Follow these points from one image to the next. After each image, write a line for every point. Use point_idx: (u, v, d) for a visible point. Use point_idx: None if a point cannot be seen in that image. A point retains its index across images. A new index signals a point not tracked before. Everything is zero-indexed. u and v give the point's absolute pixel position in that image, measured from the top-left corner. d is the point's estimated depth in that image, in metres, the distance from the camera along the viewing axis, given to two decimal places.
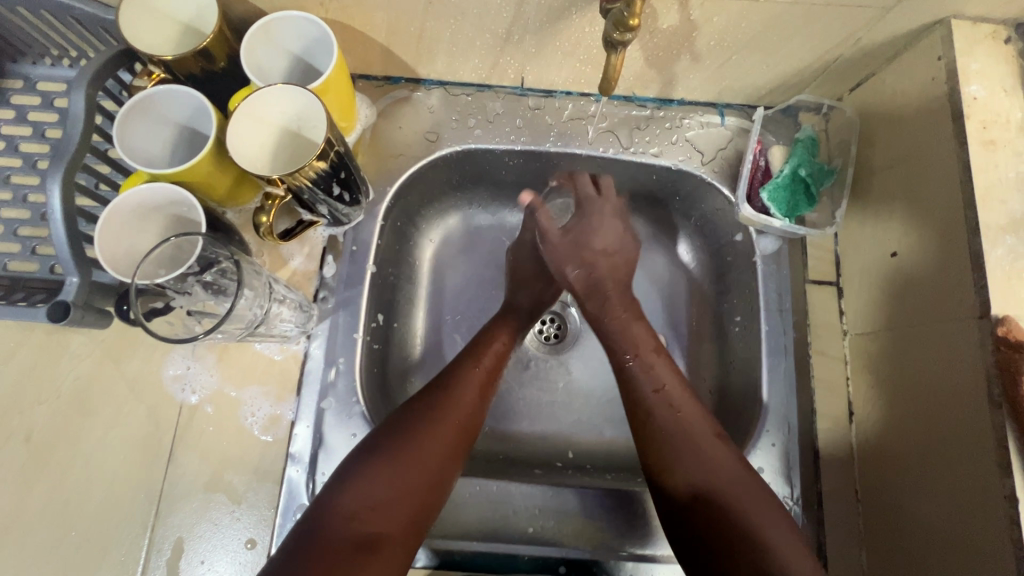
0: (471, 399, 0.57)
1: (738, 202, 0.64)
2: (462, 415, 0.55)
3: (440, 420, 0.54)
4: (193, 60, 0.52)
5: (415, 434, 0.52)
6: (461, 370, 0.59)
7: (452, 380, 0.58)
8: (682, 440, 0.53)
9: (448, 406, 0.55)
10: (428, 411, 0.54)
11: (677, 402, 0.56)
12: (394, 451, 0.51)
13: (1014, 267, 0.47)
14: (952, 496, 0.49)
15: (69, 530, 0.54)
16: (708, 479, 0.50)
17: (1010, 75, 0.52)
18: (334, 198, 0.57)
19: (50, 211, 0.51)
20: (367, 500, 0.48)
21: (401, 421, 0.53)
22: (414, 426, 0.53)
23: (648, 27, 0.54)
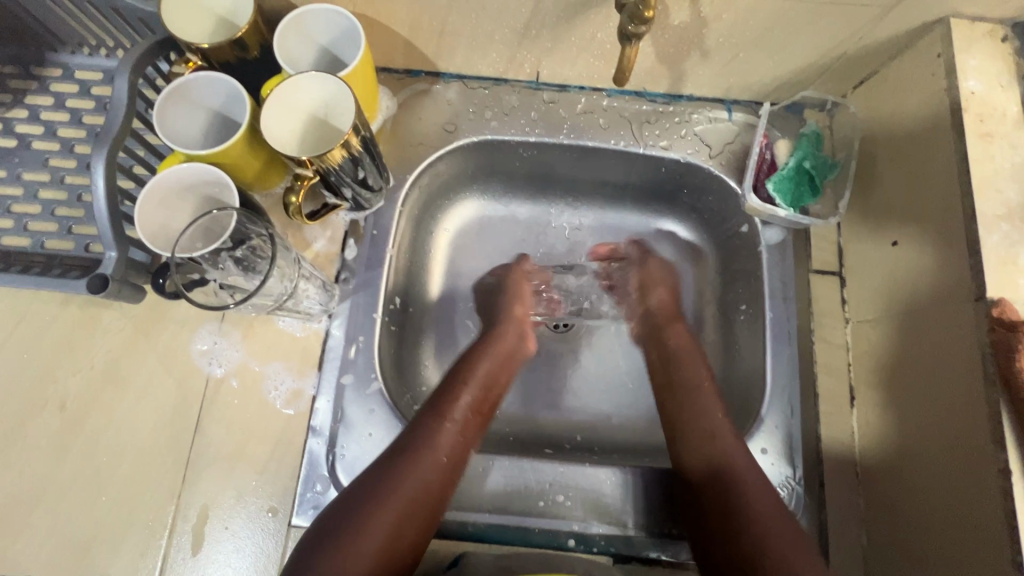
0: (433, 465, 0.55)
1: (744, 192, 0.66)
2: (421, 488, 0.54)
3: (397, 490, 0.53)
4: (228, 49, 0.55)
5: (367, 521, 0.50)
6: (418, 435, 0.57)
7: (408, 448, 0.55)
8: (704, 427, 0.59)
9: (406, 481, 0.53)
10: (381, 488, 0.53)
11: (697, 425, 0.60)
12: (346, 537, 0.49)
13: (1009, 252, 0.49)
14: (953, 480, 0.50)
15: (100, 495, 0.57)
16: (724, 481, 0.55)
17: (1006, 71, 0.54)
18: (358, 181, 0.60)
19: (93, 189, 0.54)
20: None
21: (355, 502, 0.52)
22: (366, 508, 0.51)
23: (660, 23, 0.57)
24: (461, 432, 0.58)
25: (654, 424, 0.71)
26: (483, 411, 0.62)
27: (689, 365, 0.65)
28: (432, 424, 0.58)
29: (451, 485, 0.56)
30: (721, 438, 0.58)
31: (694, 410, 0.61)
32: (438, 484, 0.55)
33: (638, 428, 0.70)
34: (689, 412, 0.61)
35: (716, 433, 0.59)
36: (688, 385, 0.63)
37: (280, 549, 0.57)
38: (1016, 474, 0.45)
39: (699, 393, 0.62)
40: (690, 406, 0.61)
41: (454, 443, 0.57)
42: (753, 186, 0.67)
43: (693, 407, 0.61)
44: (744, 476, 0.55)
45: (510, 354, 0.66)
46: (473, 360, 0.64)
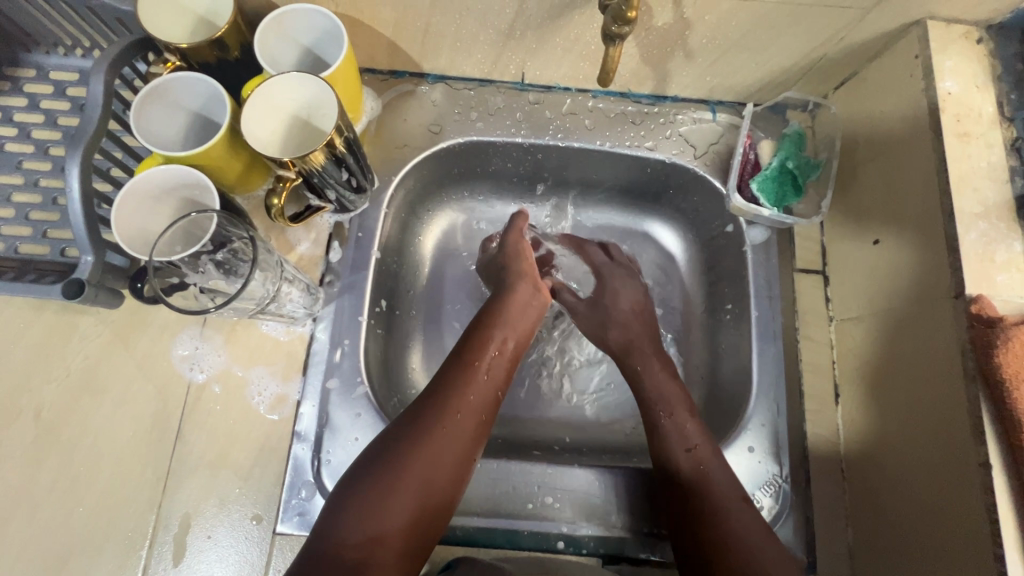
0: (467, 410, 0.54)
1: (729, 191, 0.67)
2: (457, 435, 0.53)
3: (435, 436, 0.52)
4: (207, 49, 0.54)
5: (401, 468, 0.49)
6: (452, 381, 0.55)
7: (440, 392, 0.55)
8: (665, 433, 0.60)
9: (447, 416, 0.53)
10: (417, 435, 0.51)
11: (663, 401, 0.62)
12: (383, 483, 0.48)
13: (986, 250, 0.50)
14: (937, 476, 0.50)
15: (77, 506, 0.55)
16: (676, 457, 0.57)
17: (981, 73, 0.55)
18: (342, 182, 0.59)
19: (68, 192, 0.52)
20: (360, 535, 0.46)
21: (390, 446, 0.51)
22: (404, 453, 0.50)
23: (643, 25, 0.57)
24: (489, 383, 0.58)
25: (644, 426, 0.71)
26: (512, 354, 0.61)
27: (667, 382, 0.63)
28: (462, 370, 0.57)
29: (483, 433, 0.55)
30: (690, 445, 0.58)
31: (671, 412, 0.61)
32: (473, 430, 0.54)
33: (625, 429, 0.70)
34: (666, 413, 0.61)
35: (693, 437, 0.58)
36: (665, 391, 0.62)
37: (265, 557, 0.56)
38: (996, 468, 0.45)
39: (670, 401, 0.62)
40: (666, 408, 0.61)
41: (484, 390, 0.57)
42: (738, 185, 0.68)
43: (664, 411, 0.61)
44: (718, 492, 0.55)
45: (526, 304, 0.65)
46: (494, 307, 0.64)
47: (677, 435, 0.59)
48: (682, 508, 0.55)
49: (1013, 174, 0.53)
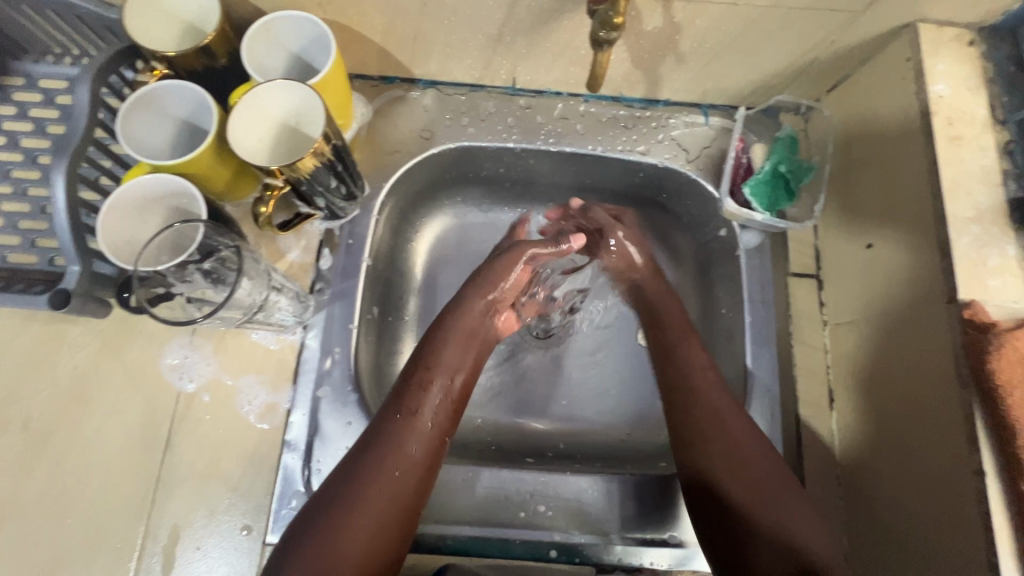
0: (407, 464, 0.52)
1: (721, 196, 0.67)
2: (395, 490, 0.51)
3: (375, 489, 0.50)
4: (194, 56, 0.54)
5: (339, 531, 0.48)
6: (388, 430, 0.53)
7: (379, 443, 0.52)
8: (738, 458, 0.54)
9: (386, 467, 0.51)
10: (353, 496, 0.49)
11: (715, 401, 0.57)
12: (321, 552, 0.47)
13: (978, 254, 0.50)
14: (931, 483, 0.50)
15: (65, 518, 0.55)
16: (723, 466, 0.53)
17: (974, 75, 0.55)
18: (331, 190, 0.59)
19: (54, 201, 0.53)
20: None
21: (326, 509, 0.49)
22: (336, 515, 0.48)
23: (633, 29, 0.57)
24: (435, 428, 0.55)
25: (638, 433, 0.70)
26: (461, 398, 0.59)
27: (726, 399, 0.57)
28: (403, 419, 0.54)
29: (428, 481, 0.53)
30: (760, 465, 0.53)
31: (729, 430, 0.55)
32: (415, 483, 0.52)
33: (620, 435, 0.70)
34: (718, 431, 0.55)
35: (756, 458, 0.53)
36: (715, 408, 0.56)
37: (254, 569, 0.55)
38: (990, 475, 0.45)
39: (722, 410, 0.56)
40: (726, 436, 0.55)
41: (426, 437, 0.54)
42: (730, 190, 0.67)
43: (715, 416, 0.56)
44: (787, 509, 0.50)
45: (475, 333, 0.62)
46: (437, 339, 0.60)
47: (733, 457, 0.54)
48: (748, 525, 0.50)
49: (1006, 178, 0.52)
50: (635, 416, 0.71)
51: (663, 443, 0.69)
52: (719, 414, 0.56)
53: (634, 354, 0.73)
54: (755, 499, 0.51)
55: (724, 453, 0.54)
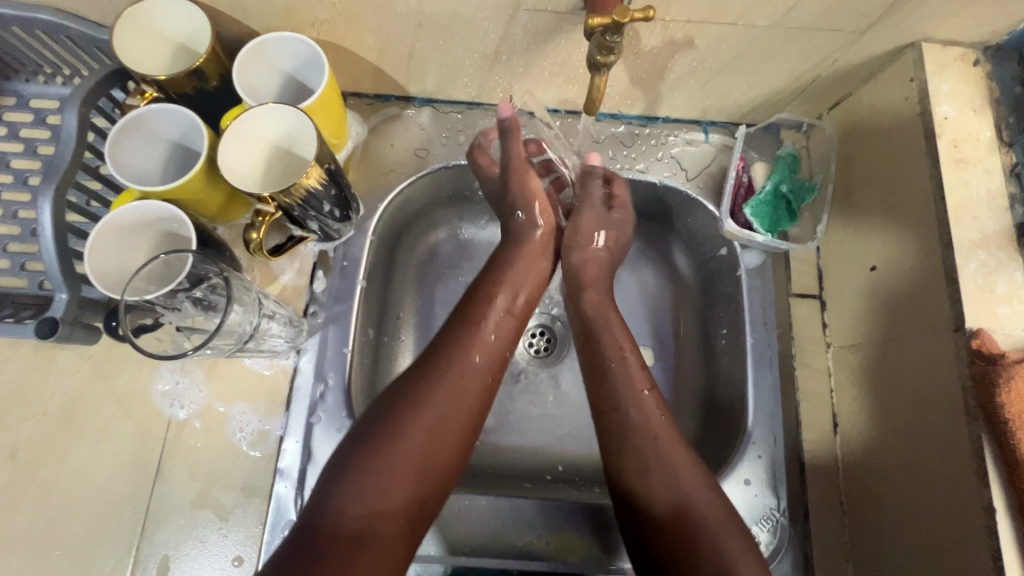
0: (472, 377, 0.53)
1: (722, 216, 0.65)
2: (462, 399, 0.52)
3: (439, 397, 0.51)
4: (186, 79, 0.53)
5: (404, 433, 0.48)
6: (454, 340, 0.55)
7: (447, 354, 0.53)
8: (673, 478, 0.50)
9: (450, 375, 0.52)
10: (414, 401, 0.50)
11: (646, 406, 0.55)
12: (383, 454, 0.47)
13: (985, 281, 0.49)
14: (941, 521, 0.48)
15: (53, 548, 0.54)
16: (646, 470, 0.51)
17: (979, 96, 0.54)
18: (324, 214, 0.58)
19: (40, 228, 0.51)
20: (365, 508, 0.45)
21: (389, 412, 0.49)
22: (402, 420, 0.49)
23: (632, 49, 0.56)
24: (496, 346, 0.56)
25: None
26: (520, 314, 0.60)
27: (659, 427, 0.53)
28: (470, 327, 0.56)
29: (489, 397, 0.54)
30: (691, 480, 0.50)
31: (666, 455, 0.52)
32: (478, 398, 0.53)
33: None
34: (643, 447, 0.52)
35: (680, 465, 0.51)
36: (642, 448, 0.52)
37: None
38: (1001, 510, 0.44)
39: (655, 433, 0.53)
40: (652, 451, 0.52)
41: (489, 351, 0.56)
42: (731, 210, 0.66)
43: (626, 382, 0.56)
44: (720, 527, 0.48)
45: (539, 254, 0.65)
46: (504, 260, 0.62)
47: (660, 472, 0.51)
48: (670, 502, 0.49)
49: (1013, 202, 0.51)
50: None
51: None
52: (647, 440, 0.53)
53: None
54: (684, 525, 0.48)
55: (654, 480, 0.51)
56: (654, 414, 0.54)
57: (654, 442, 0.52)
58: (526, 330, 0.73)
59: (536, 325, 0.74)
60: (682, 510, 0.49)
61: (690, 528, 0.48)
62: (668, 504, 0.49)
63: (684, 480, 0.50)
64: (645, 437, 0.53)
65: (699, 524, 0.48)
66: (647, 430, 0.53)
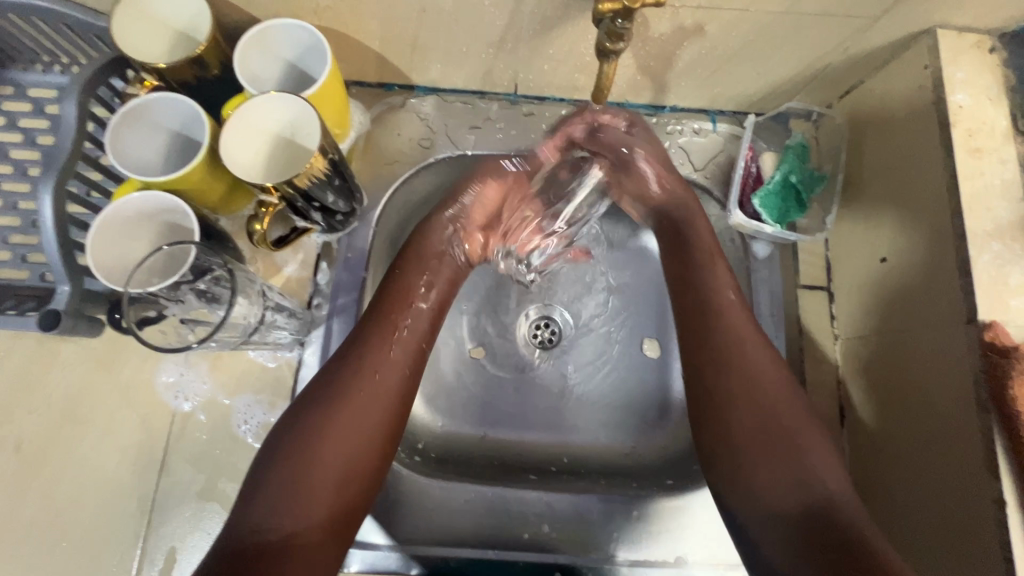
0: (384, 375, 0.52)
1: (730, 207, 0.64)
2: (376, 400, 0.50)
3: (347, 399, 0.49)
4: (187, 68, 0.52)
5: (318, 436, 0.47)
6: (358, 341, 0.53)
7: (347, 355, 0.52)
8: (752, 393, 0.50)
9: (363, 375, 0.51)
10: (333, 402, 0.49)
11: (739, 325, 0.54)
12: (297, 462, 0.45)
13: (999, 273, 0.48)
14: (955, 503, 0.48)
15: (59, 541, 0.54)
16: (721, 366, 0.52)
17: (995, 84, 0.53)
18: (328, 205, 0.57)
19: (41, 220, 0.51)
20: (281, 519, 0.43)
21: (303, 418, 0.48)
22: (314, 424, 0.47)
23: (640, 35, 0.55)
24: (406, 343, 0.55)
25: (643, 447, 0.68)
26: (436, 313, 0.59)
27: (745, 339, 0.53)
28: (379, 329, 0.54)
29: (410, 396, 0.53)
30: (778, 410, 0.50)
31: (757, 408, 0.50)
32: (395, 397, 0.52)
33: (624, 449, 0.68)
34: (720, 368, 0.52)
35: (760, 378, 0.51)
36: (725, 374, 0.52)
37: None
38: (1012, 504, 0.44)
39: (739, 346, 0.53)
40: (732, 369, 0.52)
41: (405, 350, 0.54)
42: (739, 201, 0.65)
43: (711, 290, 0.56)
44: (809, 443, 0.48)
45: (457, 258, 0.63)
46: (404, 264, 0.60)
47: (737, 381, 0.51)
48: (740, 407, 0.50)
49: None
50: (641, 430, 0.69)
51: (670, 458, 0.67)
52: (743, 404, 0.50)
53: (639, 364, 0.71)
54: (751, 445, 0.49)
55: (740, 406, 0.50)
56: (743, 326, 0.54)
57: (733, 357, 0.52)
58: (530, 321, 0.73)
59: (540, 316, 0.73)
60: (761, 436, 0.49)
61: (759, 440, 0.49)
62: (741, 427, 0.50)
63: (767, 398, 0.50)
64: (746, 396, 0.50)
65: (780, 441, 0.48)
66: (728, 357, 0.52)
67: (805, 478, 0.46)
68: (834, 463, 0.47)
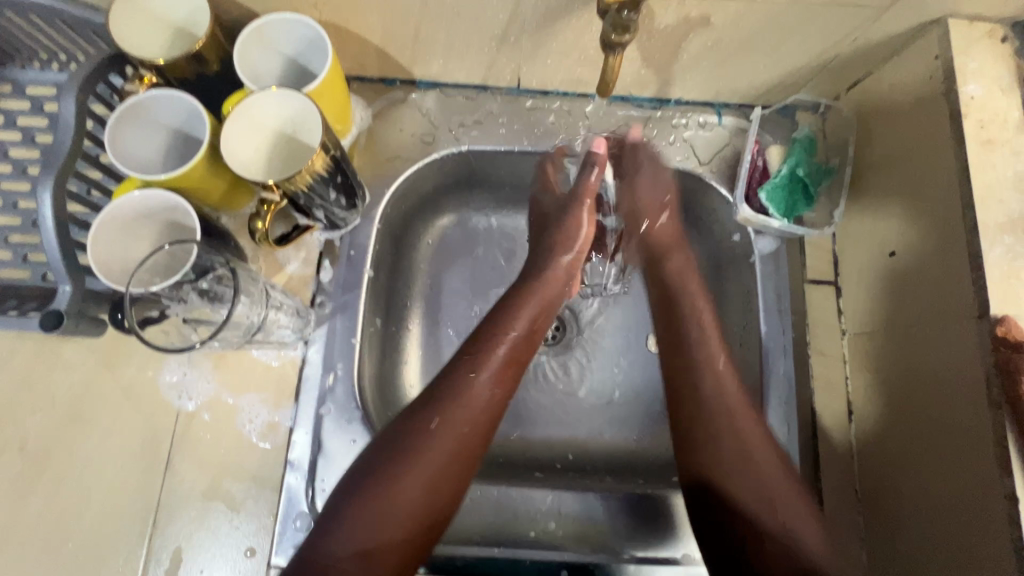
0: (468, 425, 0.51)
1: (737, 201, 0.63)
2: (456, 450, 0.50)
3: (430, 445, 0.49)
4: (185, 63, 0.51)
5: (397, 479, 0.48)
6: (447, 387, 0.52)
7: (439, 400, 0.51)
8: (744, 452, 0.53)
9: (445, 422, 0.50)
10: (415, 446, 0.49)
11: (725, 375, 0.57)
12: (375, 501, 0.47)
13: (1012, 267, 0.47)
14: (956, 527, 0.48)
15: (65, 541, 0.54)
16: (720, 423, 0.54)
17: (1006, 74, 0.52)
18: (330, 202, 0.57)
19: (41, 219, 0.50)
20: (350, 548, 0.46)
21: (386, 457, 0.49)
22: (396, 465, 0.48)
23: (645, 27, 0.54)
24: (494, 392, 0.54)
25: (649, 443, 0.68)
26: (522, 357, 0.57)
27: (739, 411, 0.55)
28: (467, 373, 0.53)
29: (485, 444, 0.53)
30: (758, 460, 0.52)
31: (752, 472, 0.52)
32: (473, 447, 0.51)
33: (630, 445, 0.68)
34: (717, 433, 0.54)
35: (753, 441, 0.53)
36: (726, 434, 0.54)
37: None
38: (1023, 500, 0.43)
39: (732, 410, 0.55)
40: (729, 422, 0.54)
41: (488, 398, 0.53)
42: (746, 195, 0.64)
43: (704, 338, 0.59)
44: (793, 513, 0.50)
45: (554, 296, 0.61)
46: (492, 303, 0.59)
47: (732, 441, 0.53)
48: (734, 467, 0.52)
49: None
50: (647, 427, 0.68)
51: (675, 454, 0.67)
52: (732, 455, 0.53)
53: (645, 361, 0.71)
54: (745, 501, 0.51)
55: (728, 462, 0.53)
56: (728, 378, 0.57)
57: (724, 421, 0.54)
58: None
59: None
60: (750, 502, 0.51)
61: (753, 499, 0.51)
62: (737, 486, 0.52)
63: (760, 466, 0.52)
64: (745, 460, 0.52)
65: (765, 500, 0.51)
66: (721, 416, 0.55)
67: (794, 545, 0.48)
68: (815, 524, 0.49)
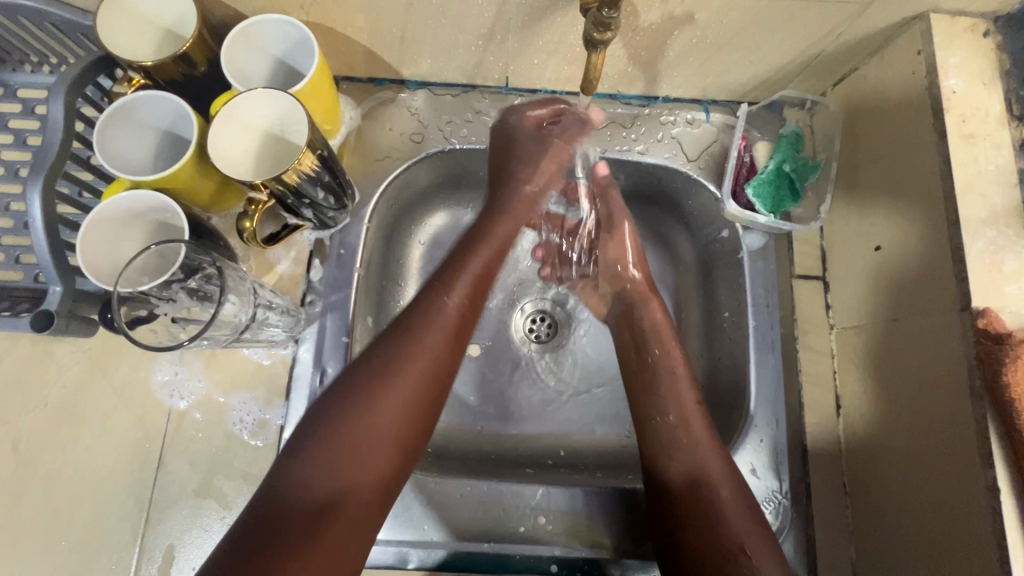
0: (437, 354, 0.52)
1: (725, 197, 0.64)
2: (424, 378, 0.51)
3: (398, 369, 0.50)
4: (173, 65, 0.52)
5: (366, 407, 0.48)
6: (413, 317, 0.53)
7: (404, 329, 0.52)
8: (698, 475, 0.53)
9: (414, 350, 0.51)
10: (384, 372, 0.49)
11: (681, 384, 0.58)
12: (346, 430, 0.47)
13: (993, 260, 0.48)
14: (941, 510, 0.49)
15: (59, 539, 0.54)
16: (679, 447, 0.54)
17: (988, 68, 0.52)
18: (319, 202, 0.57)
19: (31, 221, 0.51)
20: (326, 481, 0.45)
21: (354, 387, 0.49)
22: (365, 394, 0.48)
23: (629, 25, 0.54)
24: (461, 321, 0.55)
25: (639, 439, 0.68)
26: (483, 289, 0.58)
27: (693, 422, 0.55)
28: (434, 303, 0.54)
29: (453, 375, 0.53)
30: (713, 485, 0.52)
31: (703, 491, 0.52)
32: (443, 375, 0.52)
33: (620, 440, 0.68)
34: (677, 451, 0.54)
35: (708, 464, 0.53)
36: (679, 450, 0.54)
37: None
38: (1004, 490, 0.44)
39: (689, 426, 0.55)
40: (688, 442, 0.54)
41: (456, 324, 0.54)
42: (733, 191, 0.65)
43: (667, 365, 0.60)
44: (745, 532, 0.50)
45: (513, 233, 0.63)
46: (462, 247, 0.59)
47: (687, 455, 0.54)
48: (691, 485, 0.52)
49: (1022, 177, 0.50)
50: None
51: None
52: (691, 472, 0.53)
53: None
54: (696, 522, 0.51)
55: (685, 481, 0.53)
56: (686, 387, 0.58)
57: (686, 443, 0.54)
58: (526, 316, 0.73)
59: (536, 311, 0.73)
60: (705, 521, 0.51)
61: (706, 517, 0.51)
62: (696, 513, 0.51)
63: (714, 491, 0.52)
64: (701, 478, 0.53)
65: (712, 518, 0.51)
66: (681, 438, 0.55)
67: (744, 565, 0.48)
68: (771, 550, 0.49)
